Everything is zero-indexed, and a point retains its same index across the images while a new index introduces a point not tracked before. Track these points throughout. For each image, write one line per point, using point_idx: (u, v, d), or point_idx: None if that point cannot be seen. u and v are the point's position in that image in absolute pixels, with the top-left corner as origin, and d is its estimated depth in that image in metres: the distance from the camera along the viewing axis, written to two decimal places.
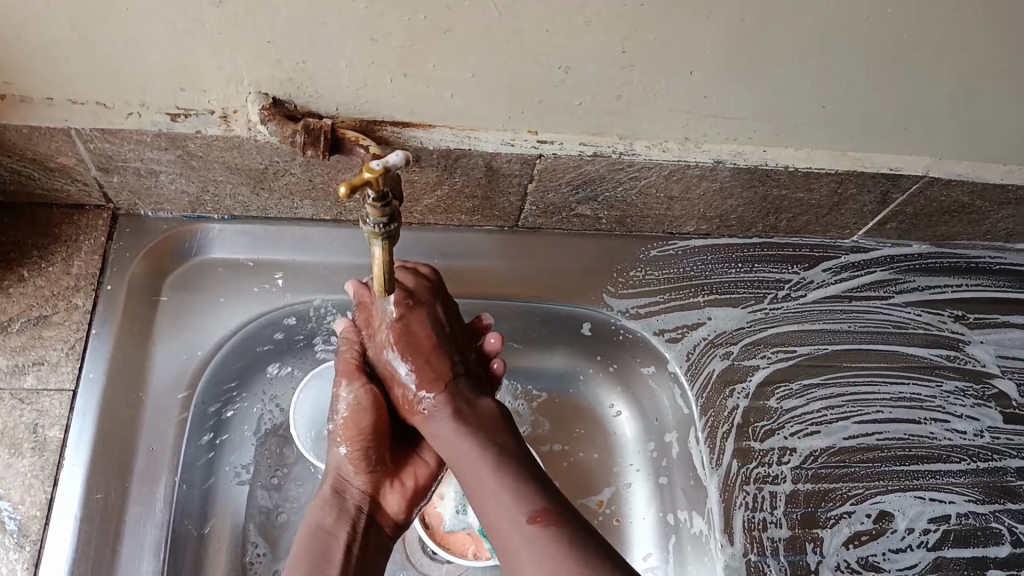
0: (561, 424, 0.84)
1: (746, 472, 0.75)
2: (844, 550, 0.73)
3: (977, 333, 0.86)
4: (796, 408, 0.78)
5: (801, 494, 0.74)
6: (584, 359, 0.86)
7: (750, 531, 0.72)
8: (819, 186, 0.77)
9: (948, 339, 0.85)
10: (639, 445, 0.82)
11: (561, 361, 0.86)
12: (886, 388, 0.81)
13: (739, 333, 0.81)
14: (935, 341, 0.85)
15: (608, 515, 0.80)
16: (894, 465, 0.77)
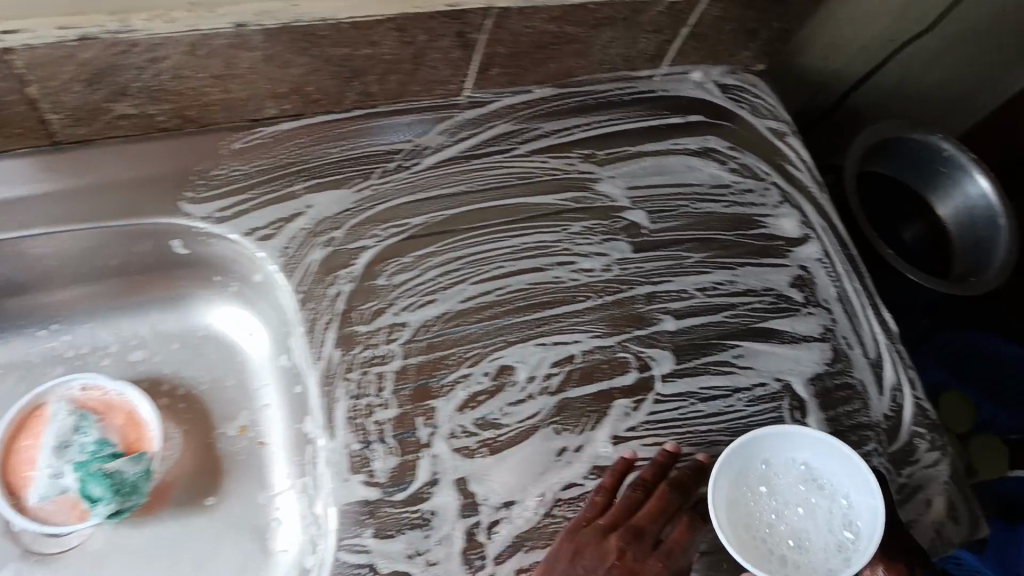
0: (188, 362, 0.83)
1: (349, 359, 0.70)
2: (458, 416, 0.70)
3: (607, 167, 0.83)
4: (408, 281, 0.73)
5: (411, 369, 0.71)
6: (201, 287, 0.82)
7: (354, 420, 0.68)
8: (379, 36, 0.70)
9: (578, 182, 0.82)
10: (276, 358, 0.80)
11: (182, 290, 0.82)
12: (509, 245, 0.78)
13: (344, 217, 0.75)
14: (562, 185, 0.81)
15: (251, 440, 0.81)
16: (517, 319, 0.75)
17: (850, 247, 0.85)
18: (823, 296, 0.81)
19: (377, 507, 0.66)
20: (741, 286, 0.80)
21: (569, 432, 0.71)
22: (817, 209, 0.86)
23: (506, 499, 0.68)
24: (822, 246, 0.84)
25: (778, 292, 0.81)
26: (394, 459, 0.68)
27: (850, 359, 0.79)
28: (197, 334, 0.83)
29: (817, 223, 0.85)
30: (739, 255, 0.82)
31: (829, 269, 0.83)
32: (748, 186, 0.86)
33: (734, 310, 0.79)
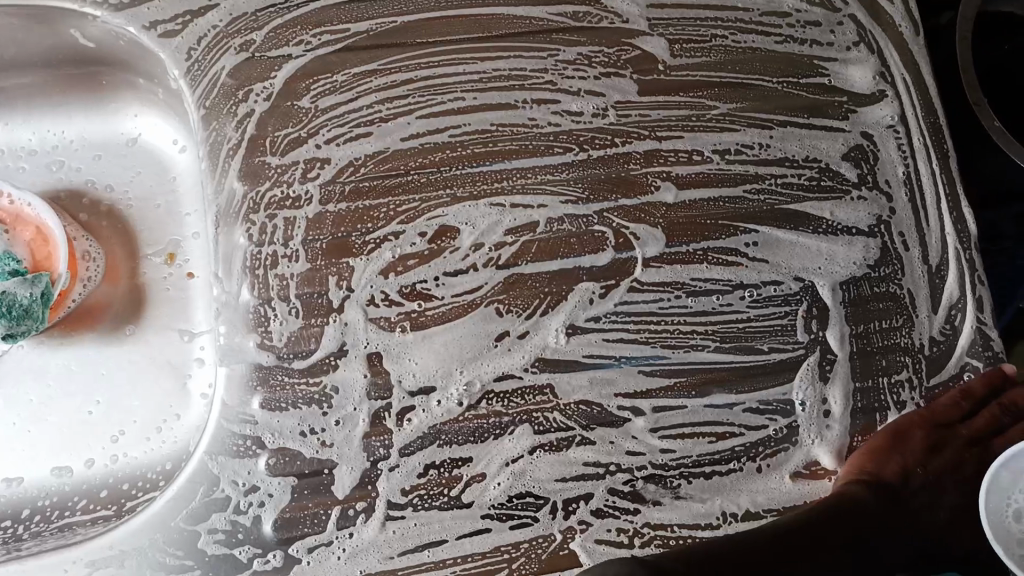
0: (126, 176, 0.69)
1: (255, 198, 0.57)
2: (379, 280, 0.56)
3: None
4: (336, 107, 0.59)
5: (329, 218, 0.56)
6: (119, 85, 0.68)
7: (254, 270, 0.55)
8: None
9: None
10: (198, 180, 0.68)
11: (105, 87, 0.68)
12: (471, 71, 0.60)
13: (266, 15, 0.60)
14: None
15: (179, 270, 0.68)
16: (470, 170, 0.58)
17: (938, 114, 0.63)
18: (887, 177, 0.62)
19: (269, 375, 0.53)
20: (776, 151, 0.61)
21: (513, 314, 0.56)
22: (902, 58, 0.64)
23: (424, 385, 0.54)
24: (899, 110, 0.63)
25: (824, 165, 0.61)
26: (295, 321, 0.55)
27: (904, 263, 0.60)
28: (129, 138, 0.69)
29: (899, 77, 0.63)
30: (782, 110, 0.62)
31: (901, 141, 0.62)
32: (814, 18, 0.64)
33: (758, 183, 0.60)
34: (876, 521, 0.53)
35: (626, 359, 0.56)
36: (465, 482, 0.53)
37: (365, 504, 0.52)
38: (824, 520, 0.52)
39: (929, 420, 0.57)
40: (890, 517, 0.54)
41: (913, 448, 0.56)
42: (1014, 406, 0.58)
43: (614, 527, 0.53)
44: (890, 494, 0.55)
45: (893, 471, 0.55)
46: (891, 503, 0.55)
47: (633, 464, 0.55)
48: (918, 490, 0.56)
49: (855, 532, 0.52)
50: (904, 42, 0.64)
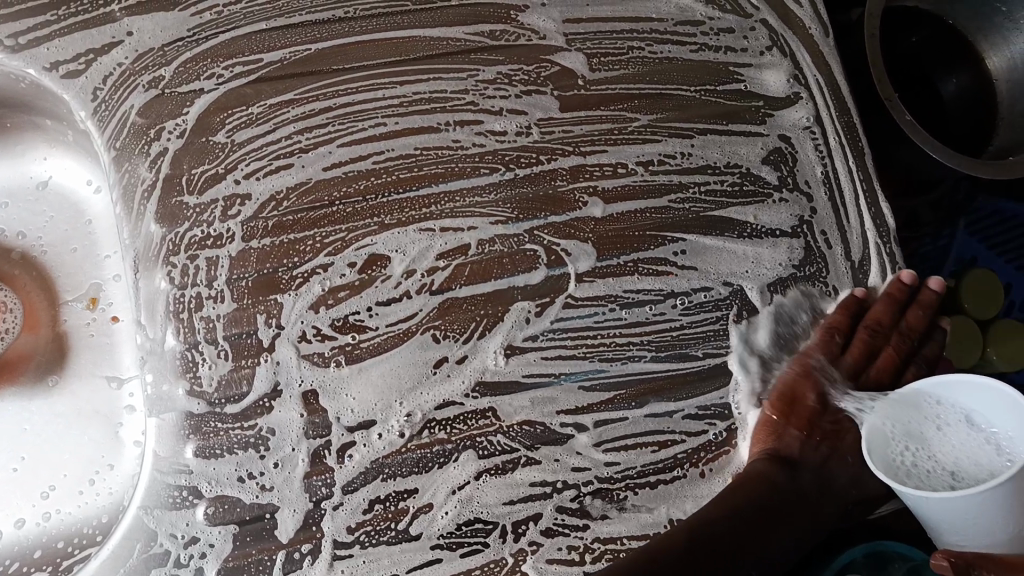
0: (40, 222, 0.67)
1: (174, 239, 0.55)
2: (310, 315, 0.55)
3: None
4: (254, 140, 0.57)
5: (254, 254, 0.55)
6: (26, 130, 0.65)
7: (178, 314, 0.54)
8: None
9: (490, 16, 0.62)
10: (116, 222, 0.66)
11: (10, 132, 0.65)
12: (390, 96, 0.60)
13: (175, 50, 0.58)
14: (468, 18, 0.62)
15: (103, 314, 0.66)
16: (396, 197, 0.58)
17: (852, 114, 0.65)
18: (806, 177, 0.63)
19: (201, 422, 0.52)
20: (698, 159, 0.62)
21: (450, 340, 0.56)
22: (813, 61, 0.66)
23: (364, 419, 0.53)
24: (814, 112, 0.65)
25: (745, 170, 0.62)
26: (224, 363, 0.53)
27: (827, 261, 0.62)
28: (39, 186, 0.67)
29: (812, 80, 0.65)
30: (702, 118, 0.63)
31: (818, 142, 0.64)
32: (728, 25, 0.65)
33: (682, 192, 0.61)
34: (794, 495, 0.55)
35: (566, 376, 0.56)
36: (412, 514, 0.52)
37: (311, 546, 0.51)
38: (743, 512, 0.53)
39: (811, 371, 0.58)
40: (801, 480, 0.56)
41: (803, 409, 0.57)
42: (881, 328, 0.59)
43: (564, 545, 0.53)
44: (796, 461, 0.56)
45: (791, 438, 0.57)
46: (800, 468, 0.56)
47: (579, 480, 0.55)
48: (821, 443, 0.58)
49: (778, 516, 0.54)
50: (815, 45, 0.66)
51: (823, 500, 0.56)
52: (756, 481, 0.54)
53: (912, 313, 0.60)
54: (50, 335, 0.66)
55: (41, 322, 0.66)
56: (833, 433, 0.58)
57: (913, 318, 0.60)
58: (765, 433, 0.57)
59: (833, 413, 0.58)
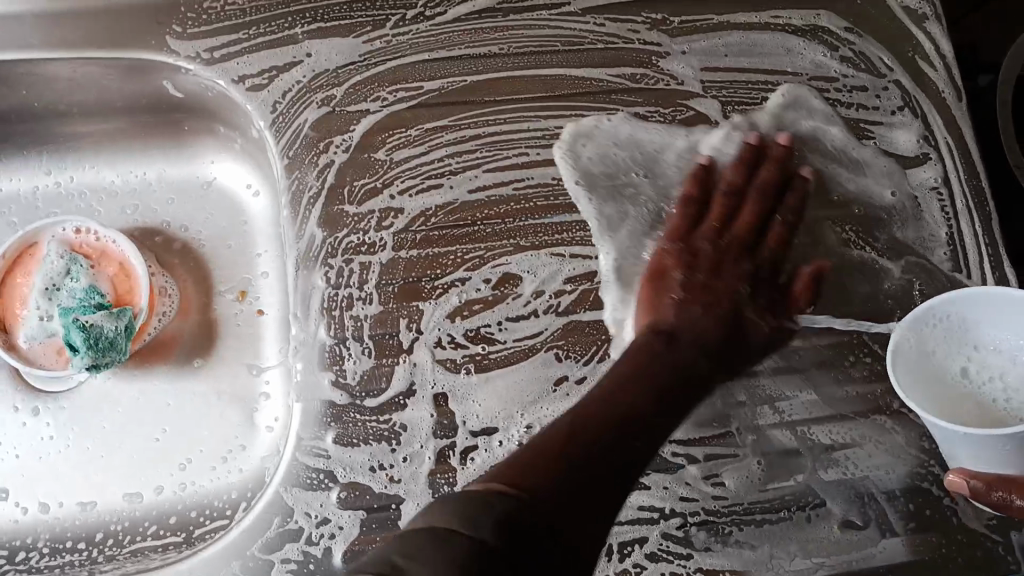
0: (201, 218, 0.73)
1: (332, 243, 0.60)
2: (447, 323, 0.59)
3: (670, 35, 0.67)
4: (410, 159, 0.62)
5: (401, 263, 0.60)
6: (202, 134, 0.72)
7: (330, 312, 0.59)
8: None
9: (630, 60, 0.66)
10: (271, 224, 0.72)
11: (189, 135, 0.73)
12: (535, 128, 0.64)
13: (348, 72, 0.64)
14: (611, 60, 0.66)
15: (250, 308, 0.71)
16: (532, 221, 0.62)
17: (980, 178, 0.65)
18: (929, 236, 0.64)
19: (342, 413, 0.56)
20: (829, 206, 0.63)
21: (572, 361, 0.59)
22: (946, 123, 0.67)
23: (488, 427, 0.56)
24: (942, 173, 0.65)
25: (868, 223, 0.63)
26: (367, 361, 0.57)
27: (932, 298, 0.62)
28: (201, 186, 0.74)
29: (942, 142, 0.66)
30: (829, 168, 0.64)
31: (945, 202, 0.64)
32: (861, 82, 0.67)
33: (810, 238, 0.62)
34: (680, 362, 0.53)
35: None
36: None
37: None
38: (657, 373, 0.51)
39: (680, 237, 0.59)
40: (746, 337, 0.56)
41: (674, 285, 0.57)
42: (731, 194, 0.59)
43: (668, 571, 0.55)
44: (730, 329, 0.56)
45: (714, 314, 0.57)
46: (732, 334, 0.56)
47: (685, 509, 0.57)
48: (689, 303, 0.56)
49: (681, 399, 0.52)
50: (948, 108, 0.67)
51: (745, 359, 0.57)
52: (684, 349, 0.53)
53: (763, 170, 0.60)
54: (200, 322, 0.71)
55: (193, 311, 0.71)
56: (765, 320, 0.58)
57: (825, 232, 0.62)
58: (647, 309, 0.56)
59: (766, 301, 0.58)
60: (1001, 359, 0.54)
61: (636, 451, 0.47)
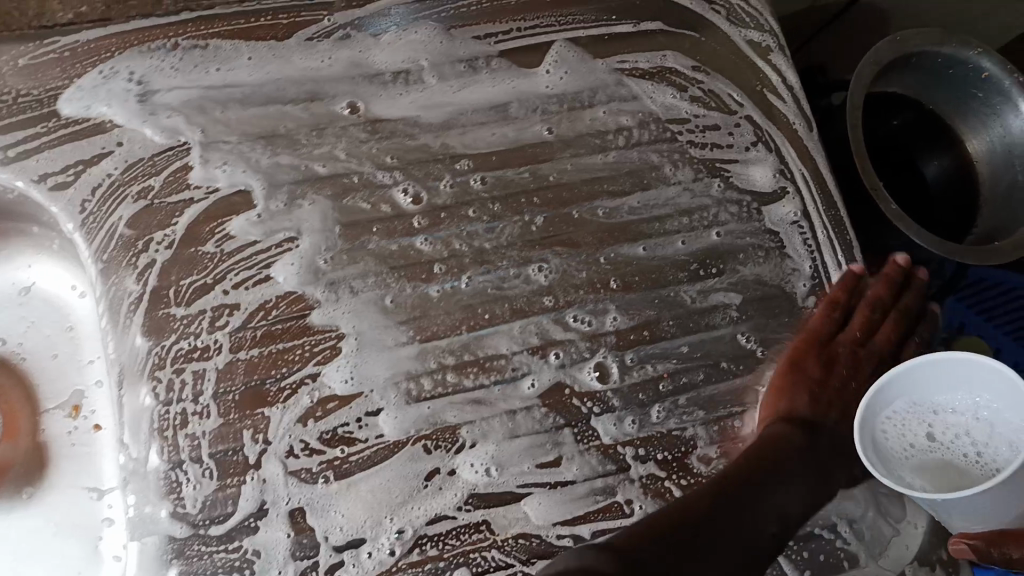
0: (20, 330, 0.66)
1: (160, 353, 0.54)
2: (297, 428, 0.53)
3: (517, 90, 0.63)
4: (243, 250, 0.57)
5: (241, 366, 0.54)
6: (11, 236, 0.65)
7: (161, 432, 0.53)
8: None
9: (476, 122, 0.62)
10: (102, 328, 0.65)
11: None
12: (381, 202, 0.59)
13: (165, 160, 0.58)
14: (454, 121, 0.62)
15: (87, 423, 0.64)
16: (384, 301, 0.57)
17: (837, 208, 0.65)
18: (790, 275, 0.63)
19: (184, 547, 0.50)
20: (688, 257, 0.62)
21: (441, 451, 0.54)
22: (800, 155, 0.66)
23: (353, 538, 0.51)
24: (800, 207, 0.65)
25: (730, 269, 0.62)
26: (209, 483, 0.52)
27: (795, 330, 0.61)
28: (24, 295, 0.66)
29: (797, 175, 0.65)
30: (682, 216, 0.63)
31: (806, 236, 0.64)
32: (712, 122, 0.65)
33: (672, 291, 0.60)
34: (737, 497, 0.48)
35: (560, 486, 0.54)
36: None
37: None
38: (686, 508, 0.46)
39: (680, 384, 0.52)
40: (818, 440, 0.56)
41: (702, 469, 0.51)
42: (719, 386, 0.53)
43: None
44: (805, 418, 0.57)
45: (801, 398, 0.57)
46: (814, 427, 0.56)
47: None
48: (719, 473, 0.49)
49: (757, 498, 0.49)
50: (799, 140, 0.66)
51: (839, 463, 0.56)
52: (754, 456, 0.52)
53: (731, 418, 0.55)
54: (27, 446, 0.63)
55: (18, 434, 0.64)
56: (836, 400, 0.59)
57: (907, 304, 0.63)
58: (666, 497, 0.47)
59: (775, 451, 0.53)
60: (962, 415, 0.50)
61: (675, 562, 0.41)
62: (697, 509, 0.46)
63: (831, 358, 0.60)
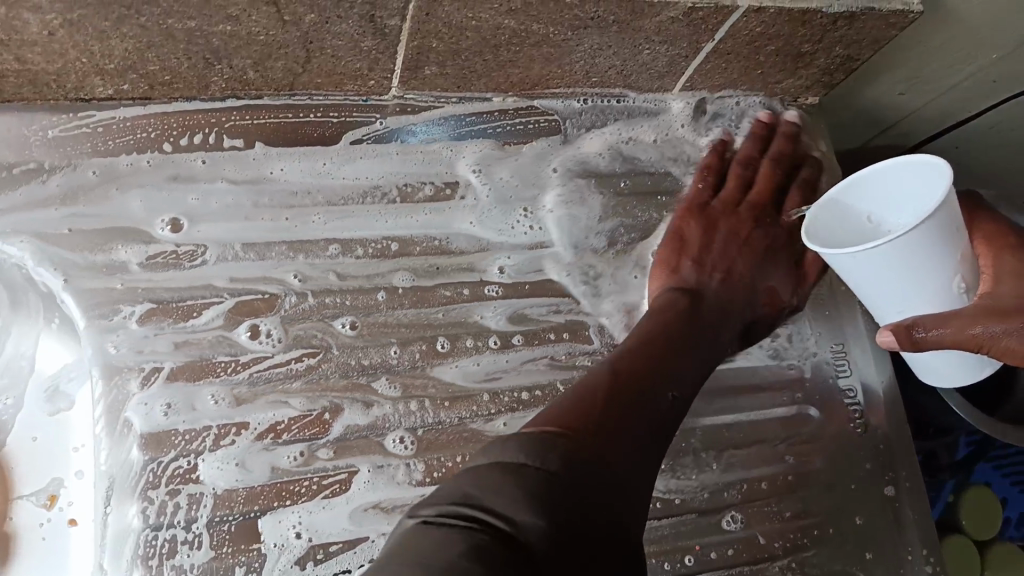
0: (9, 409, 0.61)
1: (155, 468, 0.50)
2: (295, 570, 0.49)
3: (560, 215, 0.61)
4: (259, 361, 0.53)
5: (242, 493, 0.50)
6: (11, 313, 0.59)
7: (146, 560, 0.48)
8: (240, 9, 0.48)
9: (514, 248, 0.59)
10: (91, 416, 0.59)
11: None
12: (405, 324, 0.56)
13: (191, 254, 0.55)
14: (488, 245, 0.59)
15: (62, 516, 0.59)
16: (401, 435, 0.53)
17: (890, 389, 0.62)
18: (816, 460, 0.60)
19: None
20: (718, 420, 0.60)
21: None
22: (858, 332, 0.64)
23: None
24: (853, 389, 0.62)
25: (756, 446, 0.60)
26: None
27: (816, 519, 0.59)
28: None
29: (853, 355, 0.63)
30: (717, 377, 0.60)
31: (855, 420, 0.62)
32: None
33: (700, 451, 0.58)
34: (644, 401, 0.46)
35: None
36: None
37: None
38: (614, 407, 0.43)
39: (652, 318, 0.54)
40: (706, 303, 0.57)
41: (629, 361, 0.48)
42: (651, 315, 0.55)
43: None
44: (698, 288, 0.58)
45: (687, 270, 0.59)
46: (702, 290, 0.58)
47: None
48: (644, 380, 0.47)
49: (667, 422, 0.46)
50: (858, 316, 0.64)
51: (726, 317, 0.57)
52: (662, 325, 0.53)
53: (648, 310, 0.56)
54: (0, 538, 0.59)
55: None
56: (722, 267, 0.60)
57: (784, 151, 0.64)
58: (601, 390, 0.44)
59: (686, 353, 0.52)
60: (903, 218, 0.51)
61: (609, 500, 0.38)
62: (619, 384, 0.45)
63: (710, 219, 0.61)
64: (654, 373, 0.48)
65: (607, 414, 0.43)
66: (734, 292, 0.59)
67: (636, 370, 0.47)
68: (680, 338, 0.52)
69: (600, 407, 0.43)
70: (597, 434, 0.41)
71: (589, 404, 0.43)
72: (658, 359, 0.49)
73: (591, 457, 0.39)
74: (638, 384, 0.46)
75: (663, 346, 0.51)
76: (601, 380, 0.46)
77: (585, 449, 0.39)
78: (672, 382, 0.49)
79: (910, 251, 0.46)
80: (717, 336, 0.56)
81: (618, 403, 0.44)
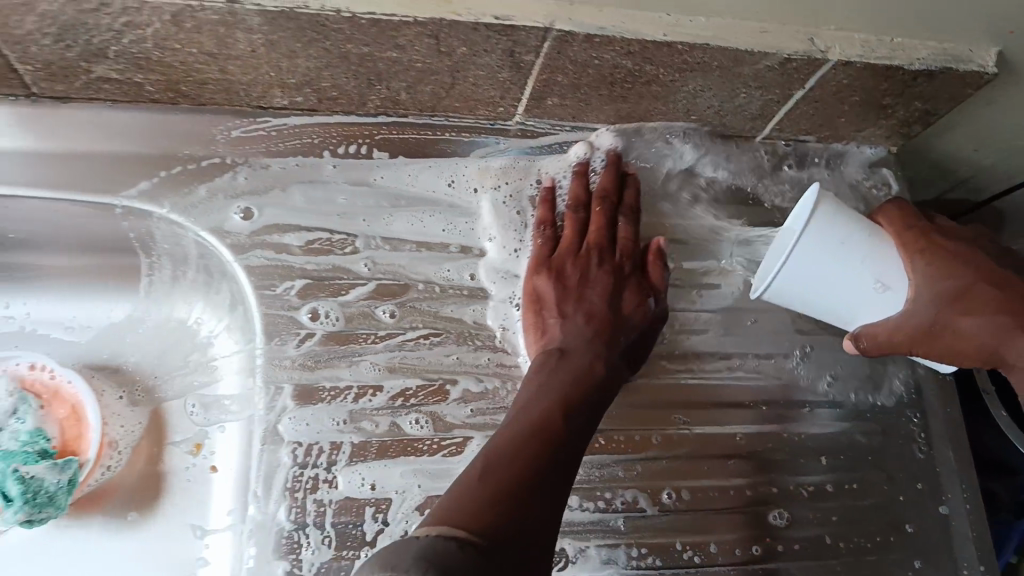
0: (169, 363, 0.73)
1: (307, 415, 0.62)
2: (414, 516, 0.60)
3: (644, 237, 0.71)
4: (393, 335, 0.65)
5: (375, 445, 0.61)
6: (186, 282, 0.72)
7: (292, 493, 0.59)
8: (407, 39, 0.57)
9: None
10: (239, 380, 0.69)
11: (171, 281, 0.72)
12: (512, 320, 0.67)
13: (341, 241, 0.67)
14: None
15: (203, 462, 0.69)
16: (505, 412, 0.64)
17: (961, 424, 0.70)
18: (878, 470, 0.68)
19: None
20: (786, 429, 0.68)
21: None
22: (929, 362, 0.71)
23: None
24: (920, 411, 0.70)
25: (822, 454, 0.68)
26: (327, 550, 0.58)
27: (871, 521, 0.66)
28: (159, 328, 0.73)
29: (928, 388, 0.70)
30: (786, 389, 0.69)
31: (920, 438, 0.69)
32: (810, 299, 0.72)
33: (763, 454, 0.67)
34: (543, 461, 0.52)
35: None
36: None
37: None
38: (488, 474, 0.50)
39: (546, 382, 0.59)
40: (574, 355, 0.62)
41: (508, 433, 0.54)
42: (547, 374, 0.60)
43: None
44: (565, 343, 0.63)
45: (552, 325, 0.64)
46: (568, 345, 0.63)
47: None
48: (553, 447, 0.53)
49: (558, 474, 0.52)
50: None
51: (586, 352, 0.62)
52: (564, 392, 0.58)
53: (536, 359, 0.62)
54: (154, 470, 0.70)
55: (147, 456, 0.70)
56: (596, 314, 0.65)
57: (606, 180, 0.69)
58: (485, 460, 0.51)
59: (575, 415, 0.57)
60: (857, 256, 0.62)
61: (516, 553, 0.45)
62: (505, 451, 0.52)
63: (559, 269, 0.66)
64: (543, 439, 0.54)
65: (513, 480, 0.49)
66: (590, 332, 0.64)
67: (528, 437, 0.53)
68: (569, 398, 0.58)
69: (475, 480, 0.49)
70: (513, 504, 0.48)
71: (475, 476, 0.50)
72: (548, 428, 0.55)
73: (508, 528, 0.46)
74: (532, 448, 0.52)
75: (534, 412, 0.56)
76: (496, 448, 0.52)
77: (482, 516, 0.46)
78: (564, 441, 0.55)
79: (812, 242, 0.61)
80: (599, 385, 0.60)
81: (512, 465, 0.51)
